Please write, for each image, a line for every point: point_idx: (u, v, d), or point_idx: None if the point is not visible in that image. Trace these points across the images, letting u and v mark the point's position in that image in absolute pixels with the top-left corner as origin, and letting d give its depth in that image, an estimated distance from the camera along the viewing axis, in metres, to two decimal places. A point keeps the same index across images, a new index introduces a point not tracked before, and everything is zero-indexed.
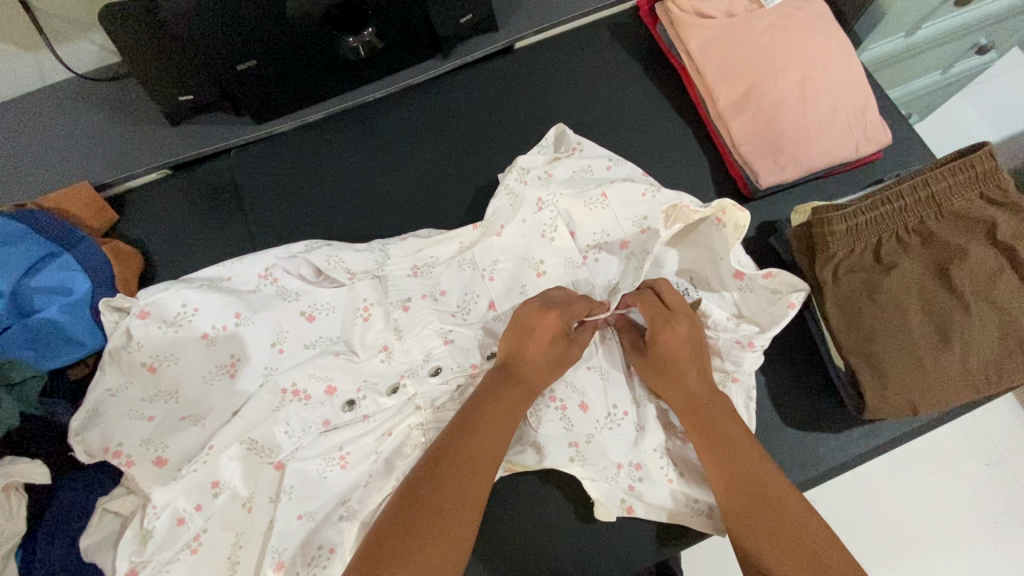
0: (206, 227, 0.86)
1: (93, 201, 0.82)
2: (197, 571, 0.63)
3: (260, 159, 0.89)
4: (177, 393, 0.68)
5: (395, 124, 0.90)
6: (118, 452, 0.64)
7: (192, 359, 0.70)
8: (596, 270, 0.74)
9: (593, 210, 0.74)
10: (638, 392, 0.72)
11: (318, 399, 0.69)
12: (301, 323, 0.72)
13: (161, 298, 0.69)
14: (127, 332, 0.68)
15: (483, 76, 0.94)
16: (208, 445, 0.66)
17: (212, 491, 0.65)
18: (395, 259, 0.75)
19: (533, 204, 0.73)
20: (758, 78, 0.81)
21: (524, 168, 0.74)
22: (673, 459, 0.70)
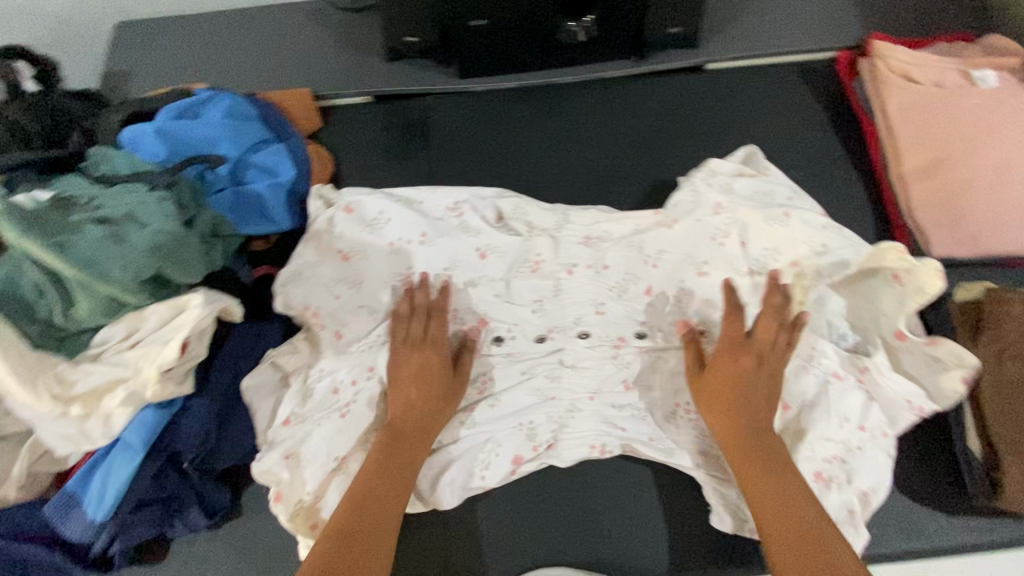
0: (395, 155, 0.95)
1: (307, 105, 0.94)
2: (339, 435, 0.68)
3: (455, 109, 0.98)
4: (359, 283, 0.76)
5: (580, 109, 0.96)
6: (314, 314, 0.74)
7: (377, 258, 0.77)
8: (760, 285, 0.75)
9: (772, 226, 0.76)
10: (777, 424, 0.71)
11: (471, 326, 0.76)
12: (474, 257, 0.78)
13: (364, 199, 0.78)
14: (331, 219, 0.78)
15: (673, 85, 0.98)
16: (376, 334, 0.73)
17: (367, 374, 0.71)
18: (573, 224, 0.80)
19: (711, 207, 0.77)
20: (952, 151, 0.82)
21: (712, 171, 0.80)
22: None
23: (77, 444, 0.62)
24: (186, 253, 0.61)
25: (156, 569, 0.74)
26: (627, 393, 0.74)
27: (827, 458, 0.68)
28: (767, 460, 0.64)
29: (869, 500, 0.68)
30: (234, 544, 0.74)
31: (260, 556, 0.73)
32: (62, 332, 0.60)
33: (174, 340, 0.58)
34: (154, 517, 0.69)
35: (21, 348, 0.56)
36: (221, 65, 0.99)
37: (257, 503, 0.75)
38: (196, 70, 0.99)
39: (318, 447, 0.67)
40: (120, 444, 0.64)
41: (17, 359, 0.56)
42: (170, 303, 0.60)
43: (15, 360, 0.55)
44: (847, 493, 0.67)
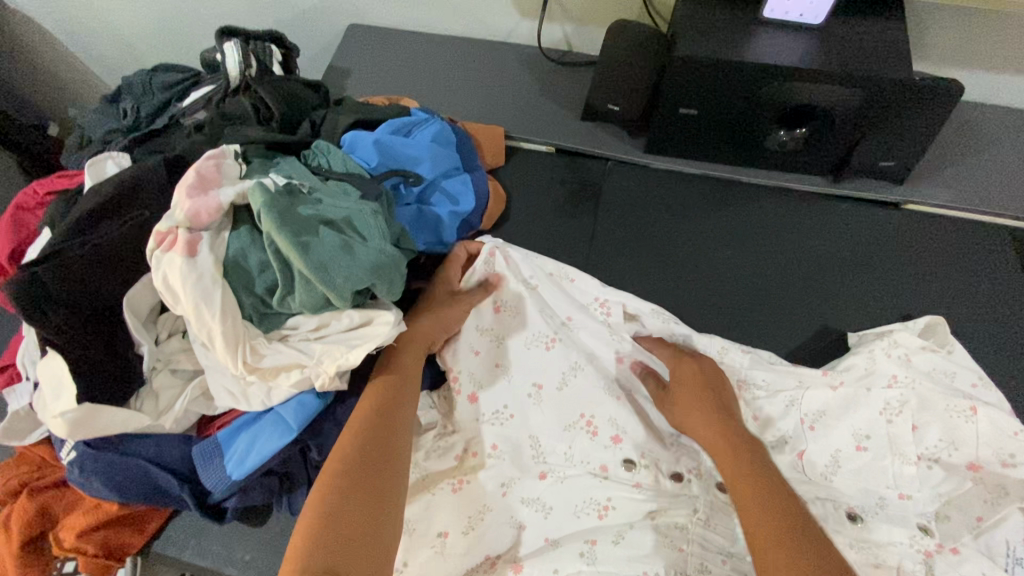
0: (564, 209, 0.97)
1: (497, 144, 0.99)
2: (459, 509, 0.75)
3: (632, 180, 0.98)
4: (503, 342, 0.83)
5: (760, 214, 0.94)
6: (454, 376, 0.80)
7: (530, 318, 0.84)
8: (923, 476, 0.72)
9: (954, 420, 0.72)
10: None
11: (603, 440, 0.79)
12: (612, 359, 0.84)
13: (524, 262, 0.86)
14: (494, 275, 0.86)
15: (863, 216, 0.93)
16: (506, 407, 0.80)
17: (488, 450, 0.78)
18: (733, 359, 0.80)
19: (885, 378, 0.75)
20: None
21: (894, 341, 0.77)
22: None
23: (237, 402, 0.69)
24: (395, 274, 0.65)
25: (255, 530, 0.80)
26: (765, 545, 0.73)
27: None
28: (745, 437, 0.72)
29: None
30: None
31: None
32: (267, 309, 0.67)
33: (360, 350, 0.65)
34: (269, 488, 0.74)
35: (235, 316, 0.64)
36: (430, 86, 1.08)
37: None
38: (408, 85, 1.08)
39: (433, 518, 0.74)
40: (273, 415, 0.70)
41: (231, 326, 0.63)
42: (362, 311, 0.67)
43: (230, 326, 0.63)
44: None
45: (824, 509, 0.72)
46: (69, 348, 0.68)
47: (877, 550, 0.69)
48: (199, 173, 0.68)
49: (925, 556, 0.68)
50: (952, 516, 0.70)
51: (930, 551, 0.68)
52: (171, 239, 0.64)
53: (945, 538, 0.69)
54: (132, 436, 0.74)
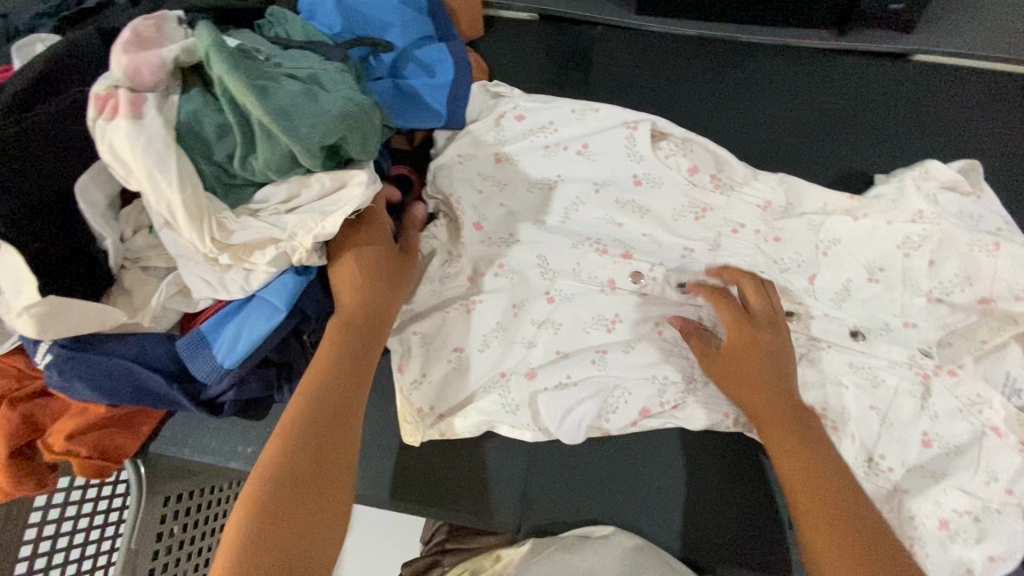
0: (551, 79, 0.90)
1: (476, 12, 0.90)
2: (469, 327, 0.74)
3: (624, 45, 0.90)
4: (505, 185, 0.78)
5: (764, 74, 0.87)
6: (457, 202, 0.76)
7: (533, 164, 0.79)
8: (932, 312, 0.72)
9: (975, 254, 0.71)
10: (912, 458, 0.67)
11: (613, 257, 0.76)
12: (629, 183, 0.77)
13: (538, 108, 0.81)
14: (498, 119, 0.81)
15: (873, 69, 0.87)
16: (513, 235, 0.77)
17: (496, 269, 0.76)
18: (757, 185, 0.77)
19: (911, 213, 0.72)
20: None
21: (927, 174, 0.74)
22: (921, 538, 0.65)
23: (215, 291, 0.64)
24: (366, 127, 0.61)
25: (255, 425, 0.79)
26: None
27: (958, 510, 0.65)
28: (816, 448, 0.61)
29: (995, 567, 0.63)
30: None
31: None
32: (231, 180, 0.62)
33: (336, 216, 0.60)
34: (266, 379, 0.71)
35: (195, 184, 0.58)
36: None
37: None
38: None
39: (448, 335, 0.74)
40: (257, 300, 0.66)
41: (191, 195, 0.57)
42: (334, 175, 0.62)
43: (190, 195, 0.57)
44: (971, 553, 0.64)
45: (834, 358, 0.70)
46: (19, 241, 0.61)
47: (874, 372, 0.70)
48: (134, 31, 0.59)
49: (923, 378, 0.69)
50: (954, 343, 0.70)
51: (929, 372, 0.69)
52: (111, 102, 0.56)
53: (944, 361, 0.69)
54: (106, 336, 0.70)
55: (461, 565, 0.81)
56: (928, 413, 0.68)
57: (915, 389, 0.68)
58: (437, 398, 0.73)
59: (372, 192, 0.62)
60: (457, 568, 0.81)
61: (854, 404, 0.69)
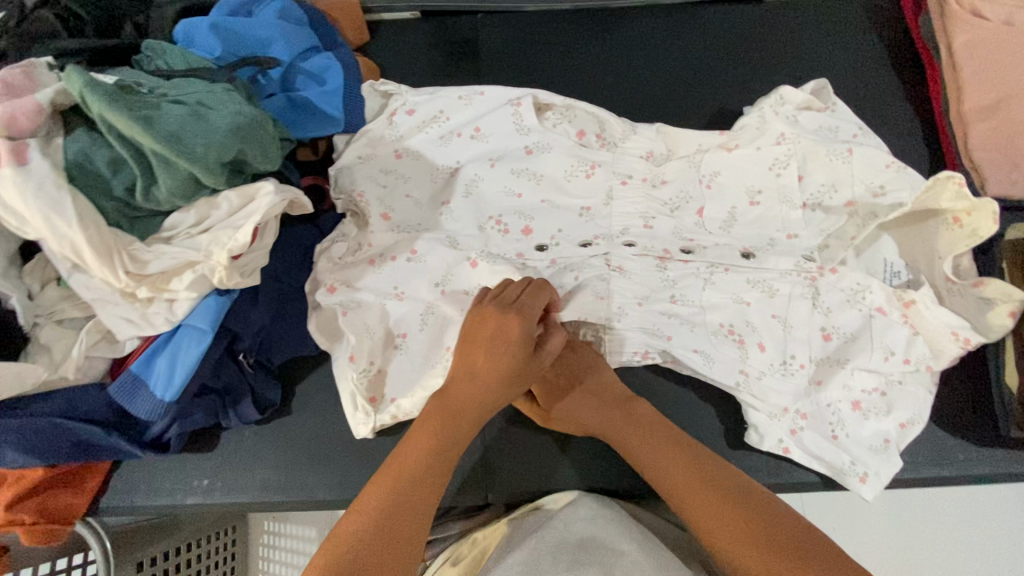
0: (441, 70, 0.93)
1: (357, 18, 0.92)
2: (396, 312, 0.73)
3: (503, 27, 0.95)
4: (407, 176, 0.83)
5: (637, 34, 0.93)
6: (359, 195, 0.79)
7: (430, 155, 0.84)
8: (809, 219, 0.80)
9: (832, 162, 0.79)
10: (820, 351, 0.75)
11: (515, 234, 0.80)
12: (522, 154, 0.82)
13: (426, 102, 0.85)
14: (392, 118, 0.86)
15: (733, 13, 0.94)
16: (421, 224, 0.80)
17: (409, 255, 0.76)
18: (636, 138, 0.83)
19: (774, 137, 0.80)
20: (1016, 91, 0.80)
21: (782, 99, 0.82)
22: (839, 419, 0.73)
23: (141, 328, 0.64)
24: (262, 136, 0.61)
25: (207, 457, 0.77)
26: (679, 304, 0.76)
27: (867, 389, 0.73)
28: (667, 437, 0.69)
29: (905, 432, 0.72)
30: (283, 438, 0.77)
31: (303, 450, 0.76)
32: (136, 212, 0.61)
33: (246, 226, 0.60)
34: (210, 407, 0.72)
35: (99, 224, 0.57)
36: None
37: (305, 401, 0.77)
38: None
39: (377, 322, 0.72)
40: (183, 330, 0.66)
41: (95, 234, 0.57)
42: (240, 191, 0.62)
43: (94, 234, 0.57)
44: (883, 423, 0.73)
45: (739, 275, 0.77)
46: None
47: (770, 284, 0.76)
48: (3, 82, 0.59)
49: (810, 280, 0.76)
50: (831, 245, 0.79)
51: (814, 272, 0.76)
52: None
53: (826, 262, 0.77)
54: (30, 397, 0.67)
55: (446, 552, 0.80)
56: (821, 310, 0.75)
57: (804, 291, 0.75)
58: (382, 387, 0.71)
59: (281, 200, 0.62)
60: (441, 556, 0.80)
61: (762, 315, 0.76)
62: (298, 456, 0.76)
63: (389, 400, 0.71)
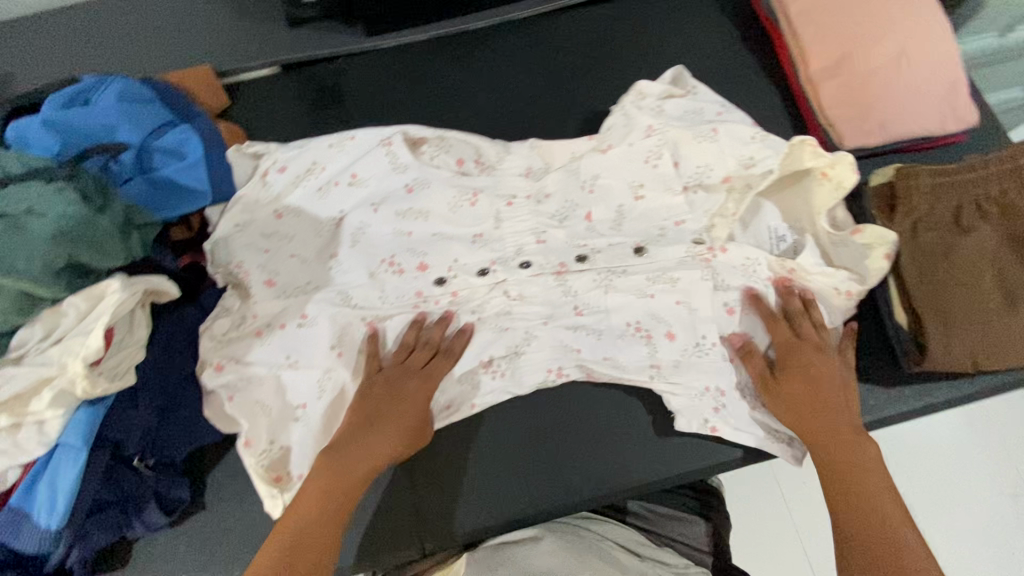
0: (309, 121, 0.91)
1: (212, 83, 0.89)
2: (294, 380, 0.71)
3: (366, 68, 0.94)
4: (290, 236, 0.78)
5: (497, 51, 0.95)
6: (239, 266, 0.75)
7: (311, 210, 0.79)
8: (693, 201, 0.80)
9: (700, 143, 0.79)
10: (726, 328, 0.76)
11: (410, 273, 0.78)
12: (402, 193, 0.79)
13: (296, 154, 0.79)
14: (263, 178, 0.79)
15: (586, 16, 0.97)
16: (312, 284, 0.76)
17: (300, 321, 0.73)
18: (512, 157, 0.82)
19: (643, 131, 0.80)
20: (852, 47, 0.84)
21: (642, 94, 0.83)
22: (756, 390, 0.75)
23: (12, 457, 0.59)
24: (95, 236, 0.60)
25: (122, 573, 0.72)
26: (585, 317, 0.77)
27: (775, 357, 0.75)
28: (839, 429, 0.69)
29: None
30: (199, 535, 0.72)
31: (223, 543, 0.72)
32: None
33: (96, 329, 0.57)
34: (110, 523, 0.67)
35: None
36: (109, 53, 0.92)
37: (217, 491, 0.74)
38: (80, 59, 0.91)
39: (275, 396, 0.70)
40: (59, 450, 0.61)
41: None
42: (86, 294, 0.59)
43: None
44: None
45: (632, 269, 0.77)
46: None
47: (669, 274, 0.76)
48: None
49: (704, 262, 0.77)
50: (717, 225, 0.79)
51: (704, 254, 0.77)
52: None
53: (715, 242, 0.78)
54: None
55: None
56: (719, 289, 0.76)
57: (699, 274, 0.76)
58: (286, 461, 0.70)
59: (132, 295, 0.59)
60: None
61: (663, 305, 0.76)
62: (220, 551, 0.72)
63: (294, 477, 0.69)
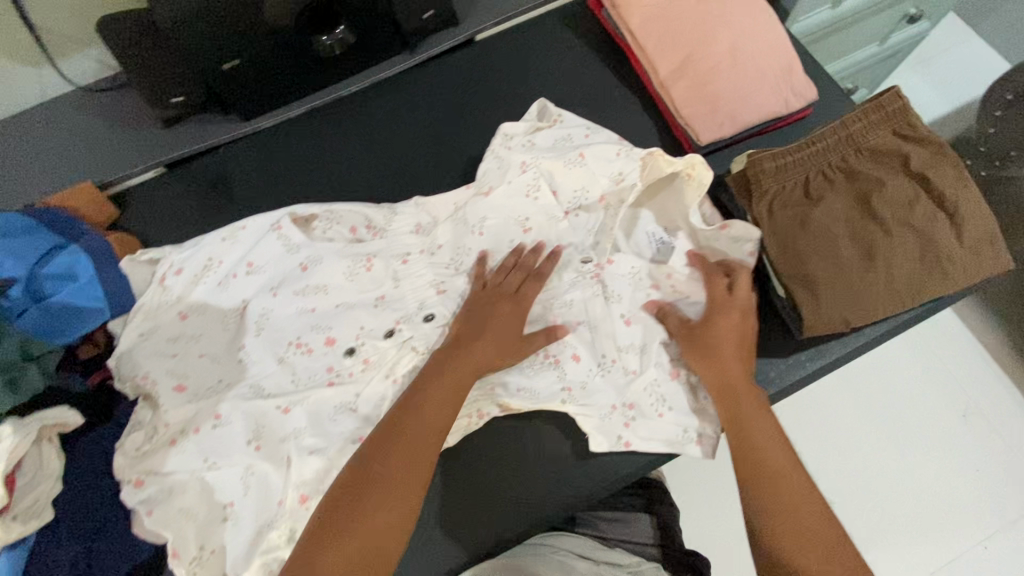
0: (203, 215, 0.94)
1: (95, 198, 0.90)
2: (215, 483, 0.72)
3: (251, 154, 0.98)
4: (198, 336, 0.80)
5: (370, 114, 1.00)
6: (146, 377, 0.75)
7: (214, 307, 0.81)
8: (576, 224, 0.85)
9: (571, 169, 0.84)
10: (625, 338, 0.79)
11: (319, 350, 0.79)
12: (298, 271, 0.82)
13: (189, 255, 0.82)
14: (162, 283, 0.81)
15: (450, 67, 1.03)
16: (223, 380, 0.78)
17: (214, 422, 0.74)
18: (401, 216, 0.87)
19: (518, 167, 0.85)
20: (692, 49, 0.90)
21: (507, 136, 0.88)
22: (663, 395, 0.78)
23: None
24: None
25: None
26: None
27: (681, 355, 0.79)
28: (747, 416, 0.69)
29: None
30: None
31: None
32: None
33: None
34: None
35: None
36: None
37: None
38: None
39: (202, 499, 0.71)
40: None
41: None
42: None
43: None
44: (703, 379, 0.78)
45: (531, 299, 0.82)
46: None
47: (563, 299, 0.81)
48: None
49: (596, 279, 0.81)
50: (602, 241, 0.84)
51: (591, 273, 0.82)
52: None
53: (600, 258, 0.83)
54: None
55: None
56: (615, 301, 0.80)
57: (592, 291, 0.81)
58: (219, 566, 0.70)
59: (27, 438, 0.62)
60: None
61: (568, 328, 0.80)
62: None
63: None
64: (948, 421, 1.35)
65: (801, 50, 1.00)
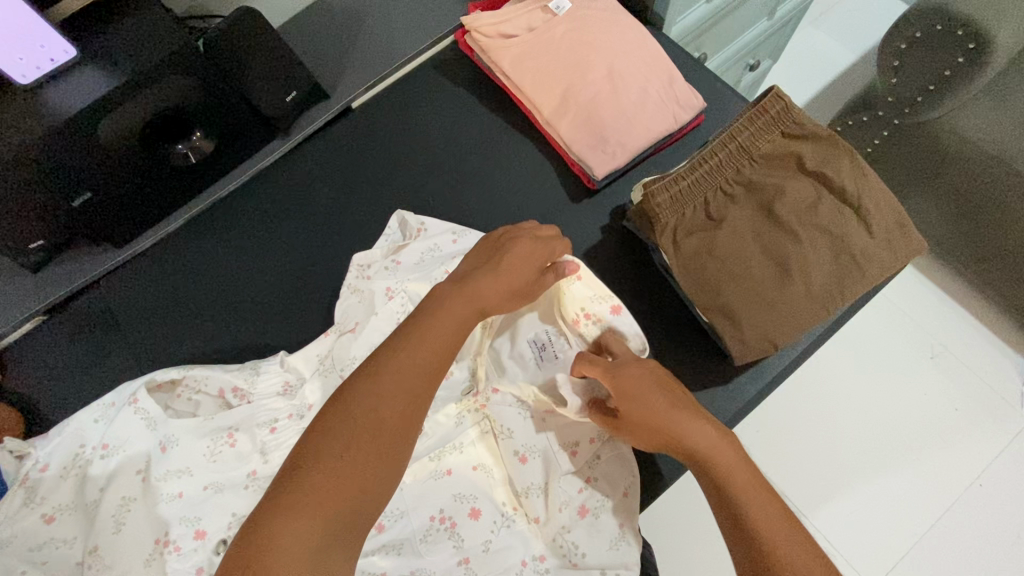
0: (93, 359, 0.87)
1: None
2: None
3: (134, 282, 0.91)
4: (70, 538, 0.69)
5: (253, 212, 0.94)
6: None
7: (84, 501, 0.70)
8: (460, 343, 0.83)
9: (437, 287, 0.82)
10: (521, 482, 0.74)
11: (189, 546, 0.69)
12: (157, 454, 0.72)
13: (59, 442, 0.72)
14: (25, 485, 0.70)
15: (330, 142, 0.98)
16: None
17: None
18: (265, 377, 0.78)
19: (383, 294, 0.82)
20: (568, 82, 0.86)
21: (362, 265, 0.84)
22: (574, 541, 0.71)
23: None
24: None
25: None
26: (389, 535, 0.73)
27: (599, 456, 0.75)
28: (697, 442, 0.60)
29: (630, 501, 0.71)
30: None
31: None
32: None
33: None
34: None
35: None
36: None
37: None
38: None
39: None
40: None
41: None
42: None
43: None
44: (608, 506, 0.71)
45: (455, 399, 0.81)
46: None
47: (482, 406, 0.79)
48: None
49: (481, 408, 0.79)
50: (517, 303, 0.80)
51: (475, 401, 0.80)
52: None
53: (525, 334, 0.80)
54: None
55: None
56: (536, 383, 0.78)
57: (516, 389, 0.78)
58: None
59: None
60: None
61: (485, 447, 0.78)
62: None
63: None
64: (904, 373, 1.37)
65: (682, 56, 0.98)
